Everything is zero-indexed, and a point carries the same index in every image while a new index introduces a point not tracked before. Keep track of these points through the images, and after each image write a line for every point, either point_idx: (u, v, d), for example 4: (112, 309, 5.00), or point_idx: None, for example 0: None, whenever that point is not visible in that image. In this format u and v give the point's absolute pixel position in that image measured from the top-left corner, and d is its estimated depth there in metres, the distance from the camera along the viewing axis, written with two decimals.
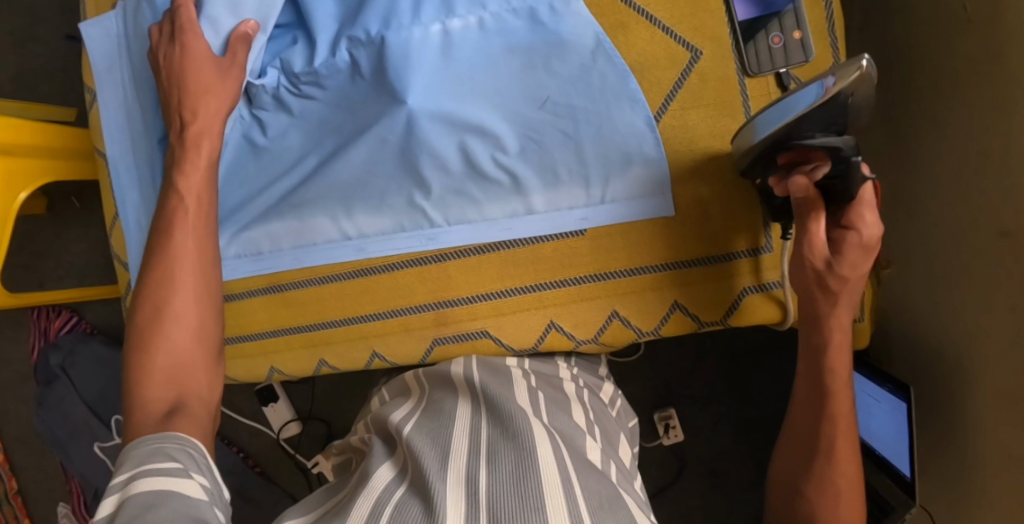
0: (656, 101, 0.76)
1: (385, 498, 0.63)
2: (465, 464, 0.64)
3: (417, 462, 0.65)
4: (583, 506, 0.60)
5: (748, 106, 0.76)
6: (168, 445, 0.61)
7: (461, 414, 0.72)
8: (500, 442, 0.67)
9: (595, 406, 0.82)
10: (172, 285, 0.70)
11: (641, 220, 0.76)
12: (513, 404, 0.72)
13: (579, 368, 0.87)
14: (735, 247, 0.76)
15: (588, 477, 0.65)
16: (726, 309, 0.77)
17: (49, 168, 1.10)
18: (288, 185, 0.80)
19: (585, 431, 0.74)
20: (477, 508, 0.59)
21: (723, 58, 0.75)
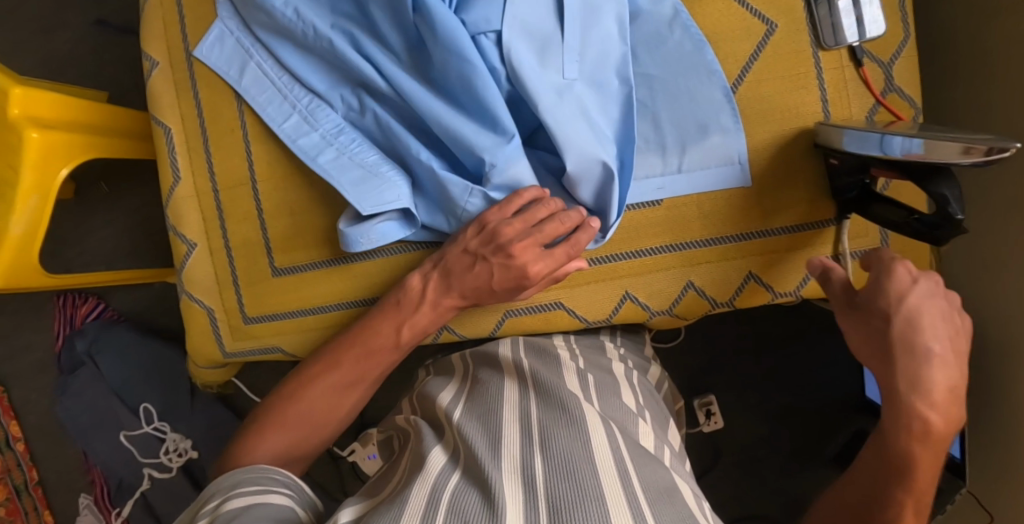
0: (731, 74, 0.76)
1: (441, 484, 0.62)
2: (519, 451, 0.64)
3: (470, 450, 0.65)
4: (640, 495, 0.60)
5: (822, 78, 0.76)
6: (250, 473, 0.67)
7: (511, 396, 0.73)
8: (553, 426, 0.67)
9: (643, 390, 0.82)
10: (353, 380, 0.76)
11: (720, 189, 0.76)
12: (564, 390, 0.72)
13: (626, 347, 0.89)
14: (809, 218, 0.77)
15: (644, 466, 0.64)
16: (798, 281, 0.78)
17: (91, 145, 1.09)
18: (362, 148, 0.79)
19: (636, 415, 0.74)
20: (534, 492, 0.59)
21: (797, 31, 0.76)
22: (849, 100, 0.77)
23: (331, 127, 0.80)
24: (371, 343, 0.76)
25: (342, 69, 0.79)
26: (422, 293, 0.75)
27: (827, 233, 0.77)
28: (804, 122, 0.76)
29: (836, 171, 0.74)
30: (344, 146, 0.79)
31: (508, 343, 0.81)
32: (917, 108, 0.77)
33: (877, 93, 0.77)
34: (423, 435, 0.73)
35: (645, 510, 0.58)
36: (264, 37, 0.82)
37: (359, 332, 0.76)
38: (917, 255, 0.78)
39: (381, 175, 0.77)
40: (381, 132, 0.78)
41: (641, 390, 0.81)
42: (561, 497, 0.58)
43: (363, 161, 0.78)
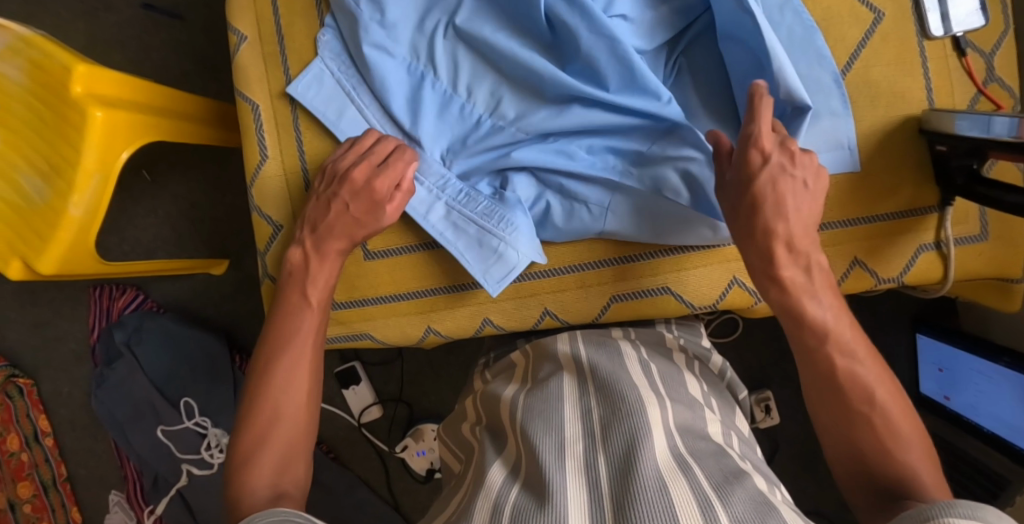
0: (841, 59, 0.77)
1: (503, 499, 0.57)
2: (582, 451, 0.59)
3: (534, 456, 0.59)
4: (708, 488, 0.53)
5: (927, 67, 0.77)
6: (277, 516, 0.59)
7: (568, 392, 0.67)
8: (613, 422, 0.61)
9: (708, 381, 0.75)
10: (297, 363, 0.72)
11: (828, 173, 0.77)
12: (623, 382, 0.66)
13: (682, 333, 0.83)
14: (914, 204, 0.78)
15: (707, 458, 0.58)
16: (902, 266, 0.79)
17: (152, 127, 1.05)
18: (473, 195, 0.79)
19: (699, 405, 0.68)
20: (599, 494, 0.54)
21: (904, 20, 0.77)
22: (952, 87, 0.78)
23: (438, 178, 0.80)
24: (297, 321, 0.74)
25: (446, 99, 0.79)
26: (304, 260, 0.76)
27: (930, 219, 0.78)
28: (910, 109, 0.77)
29: (944, 158, 0.75)
30: (455, 196, 0.79)
31: (565, 338, 0.80)
32: (1018, 98, 0.78)
33: (979, 83, 0.78)
34: (484, 447, 0.68)
35: (711, 496, 0.52)
36: (371, 83, 0.81)
37: (281, 313, 0.75)
38: (1012, 242, 0.79)
39: (505, 214, 0.77)
40: (492, 163, 0.79)
41: (704, 378, 0.75)
42: (626, 498, 0.52)
43: (475, 208, 0.78)
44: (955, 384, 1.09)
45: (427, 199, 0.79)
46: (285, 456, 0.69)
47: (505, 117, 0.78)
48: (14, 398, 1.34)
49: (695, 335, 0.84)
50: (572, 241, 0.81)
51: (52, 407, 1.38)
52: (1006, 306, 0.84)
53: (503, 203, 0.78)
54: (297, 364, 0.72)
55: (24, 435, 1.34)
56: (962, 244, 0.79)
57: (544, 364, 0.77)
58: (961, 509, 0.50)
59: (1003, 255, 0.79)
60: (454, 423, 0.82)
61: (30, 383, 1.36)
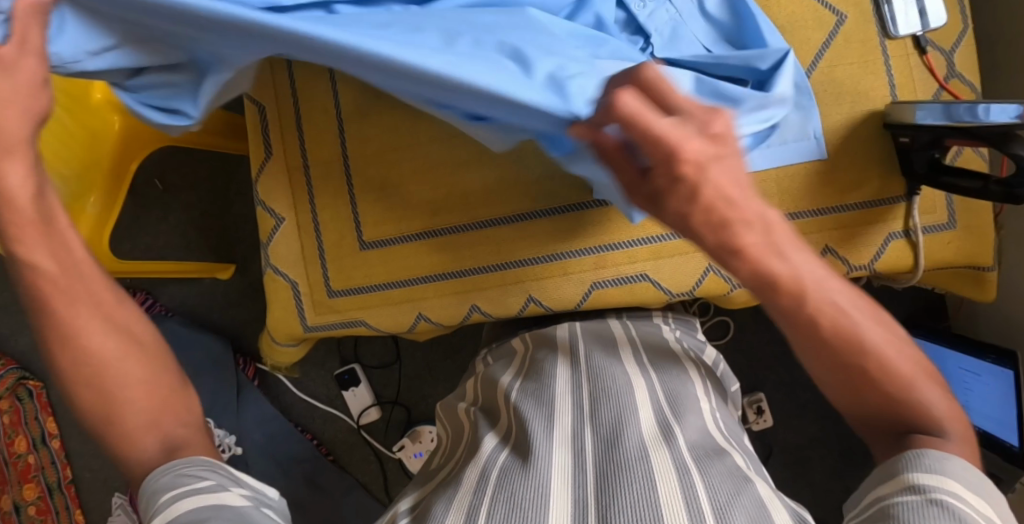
0: (805, 60, 0.83)
1: (491, 462, 0.59)
2: (569, 422, 0.61)
3: (523, 426, 0.61)
4: (687, 455, 0.55)
5: (889, 65, 0.82)
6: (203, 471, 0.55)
7: (561, 372, 0.69)
8: (601, 400, 0.63)
9: (705, 368, 0.76)
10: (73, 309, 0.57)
11: (800, 163, 0.81)
12: (614, 366, 0.68)
13: (681, 330, 0.82)
14: (882, 194, 0.81)
15: (691, 429, 0.60)
16: (872, 253, 0.82)
17: (166, 131, 1.08)
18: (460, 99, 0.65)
19: (692, 378, 0.70)
20: (582, 460, 0.56)
21: (866, 22, 0.82)
22: (915, 84, 0.82)
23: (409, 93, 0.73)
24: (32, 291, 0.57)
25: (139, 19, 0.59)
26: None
27: (897, 209, 0.82)
28: (874, 104, 0.82)
29: (906, 149, 0.79)
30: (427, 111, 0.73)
31: (566, 326, 0.82)
32: (978, 94, 0.83)
33: (940, 80, 0.82)
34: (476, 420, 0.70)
35: (690, 464, 0.54)
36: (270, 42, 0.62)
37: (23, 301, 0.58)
38: (982, 230, 0.82)
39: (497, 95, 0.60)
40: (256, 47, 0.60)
41: (700, 364, 0.75)
42: (610, 464, 0.54)
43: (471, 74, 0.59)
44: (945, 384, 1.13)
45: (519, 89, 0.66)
46: (155, 415, 0.58)
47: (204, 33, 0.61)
48: (24, 400, 1.38)
49: (692, 329, 0.85)
50: None
51: (59, 411, 1.41)
52: (980, 296, 0.87)
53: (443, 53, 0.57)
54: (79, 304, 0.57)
55: (31, 438, 1.38)
56: (930, 233, 0.82)
57: (543, 348, 0.78)
58: (927, 460, 0.51)
59: (975, 243, 0.83)
60: (450, 402, 0.82)
61: (38, 386, 1.39)
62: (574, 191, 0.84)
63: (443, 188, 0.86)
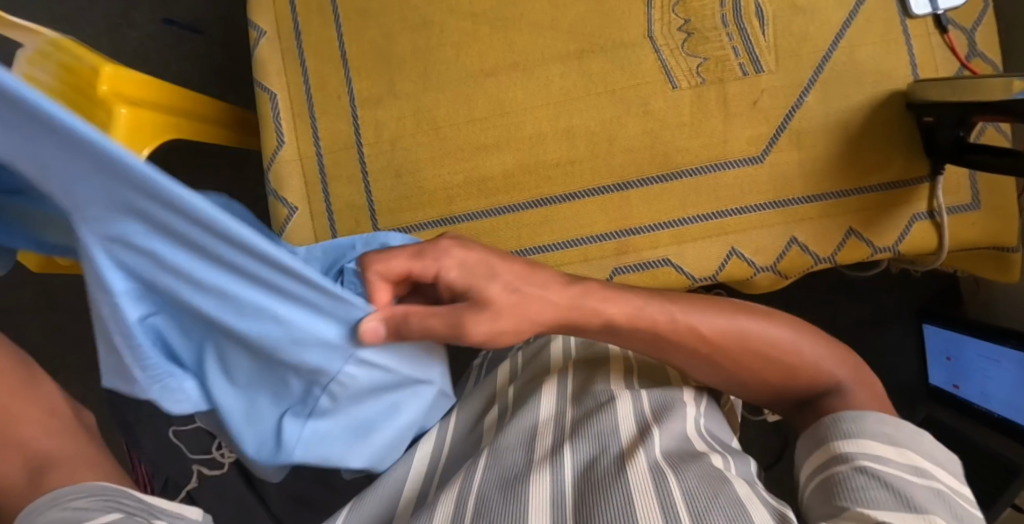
0: (826, 41, 0.81)
1: (466, 484, 0.55)
2: (549, 445, 0.57)
3: (498, 448, 0.58)
4: (668, 472, 0.53)
5: (910, 45, 0.81)
6: (81, 494, 0.45)
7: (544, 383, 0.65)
8: (584, 420, 0.60)
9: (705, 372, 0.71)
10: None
11: (824, 143, 0.81)
12: (599, 377, 0.64)
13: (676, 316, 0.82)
14: (905, 176, 0.80)
15: (675, 445, 0.57)
16: (897, 235, 0.81)
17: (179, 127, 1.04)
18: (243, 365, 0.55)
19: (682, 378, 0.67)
20: (561, 493, 0.52)
21: (887, 1, 0.81)
22: (936, 64, 0.81)
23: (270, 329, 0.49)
24: None
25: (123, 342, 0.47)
26: None
27: (921, 190, 0.81)
28: (895, 84, 0.81)
29: (932, 128, 0.78)
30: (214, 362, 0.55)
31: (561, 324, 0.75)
32: (1000, 72, 0.82)
33: (962, 58, 0.81)
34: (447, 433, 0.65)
35: (667, 471, 0.53)
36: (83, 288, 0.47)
37: None
38: (1006, 212, 0.81)
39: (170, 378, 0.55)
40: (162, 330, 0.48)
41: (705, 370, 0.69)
42: (591, 496, 0.51)
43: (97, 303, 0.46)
44: (963, 371, 1.13)
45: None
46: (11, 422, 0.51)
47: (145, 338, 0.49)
48: None
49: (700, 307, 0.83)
50: (654, 200, 0.82)
51: None
52: (1004, 279, 0.85)
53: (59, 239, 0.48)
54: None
55: None
56: (954, 213, 0.81)
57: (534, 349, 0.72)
58: (887, 427, 0.56)
59: (999, 224, 0.81)
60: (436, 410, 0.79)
61: None
62: (594, 177, 0.82)
63: (461, 173, 0.84)
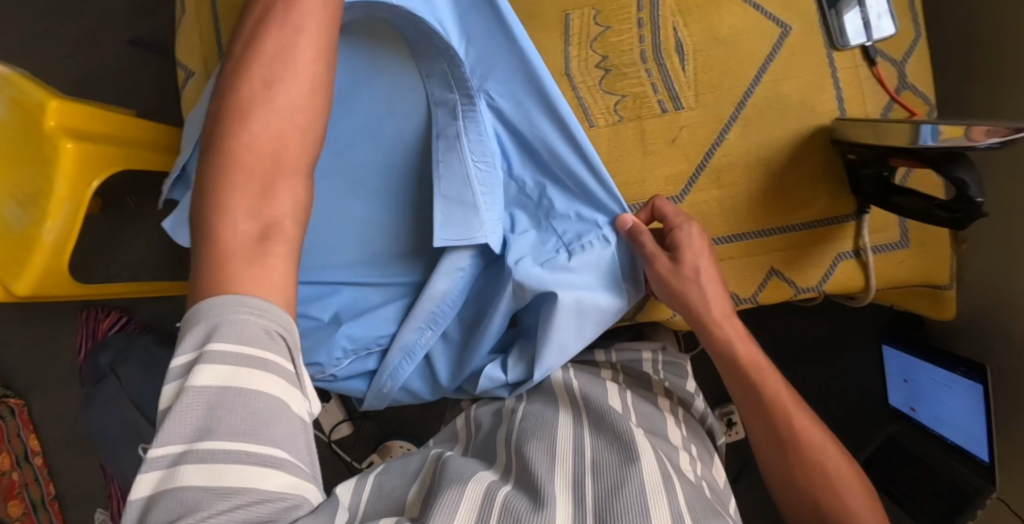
0: (749, 74, 0.79)
1: (494, 490, 0.65)
2: (572, 466, 0.68)
3: (528, 467, 0.69)
4: (680, 499, 0.64)
5: (837, 77, 0.78)
6: (257, 317, 0.48)
7: (563, 420, 0.77)
8: (604, 449, 0.71)
9: (688, 426, 0.87)
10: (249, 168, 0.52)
11: (745, 181, 0.78)
12: (615, 417, 0.76)
13: (666, 372, 0.93)
14: (830, 213, 0.78)
15: (685, 484, 0.69)
16: (821, 274, 0.79)
17: (123, 157, 1.10)
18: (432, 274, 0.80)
19: (664, 417, 0.85)
20: (584, 502, 0.63)
21: (812, 32, 0.78)
22: (865, 96, 0.79)
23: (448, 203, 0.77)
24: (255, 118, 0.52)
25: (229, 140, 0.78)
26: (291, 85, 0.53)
27: (848, 227, 0.78)
28: (821, 120, 0.78)
29: (855, 166, 0.75)
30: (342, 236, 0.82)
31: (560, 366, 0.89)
32: (931, 104, 0.79)
33: (891, 91, 0.79)
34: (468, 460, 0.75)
35: (684, 514, 0.62)
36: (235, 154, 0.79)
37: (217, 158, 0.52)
38: (939, 250, 0.79)
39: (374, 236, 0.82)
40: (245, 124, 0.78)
41: (685, 423, 0.87)
42: (610, 507, 0.62)
43: (473, 173, 0.76)
44: (920, 394, 1.11)
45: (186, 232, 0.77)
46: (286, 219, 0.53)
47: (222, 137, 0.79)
48: (6, 418, 1.38)
49: (680, 376, 0.93)
50: None
51: (42, 427, 1.42)
52: (940, 314, 0.84)
53: (377, 130, 0.78)
54: (294, 81, 0.54)
55: (15, 455, 1.38)
56: (882, 252, 0.79)
57: (535, 395, 0.85)
58: None
59: (930, 261, 0.79)
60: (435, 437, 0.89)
61: (21, 404, 1.40)
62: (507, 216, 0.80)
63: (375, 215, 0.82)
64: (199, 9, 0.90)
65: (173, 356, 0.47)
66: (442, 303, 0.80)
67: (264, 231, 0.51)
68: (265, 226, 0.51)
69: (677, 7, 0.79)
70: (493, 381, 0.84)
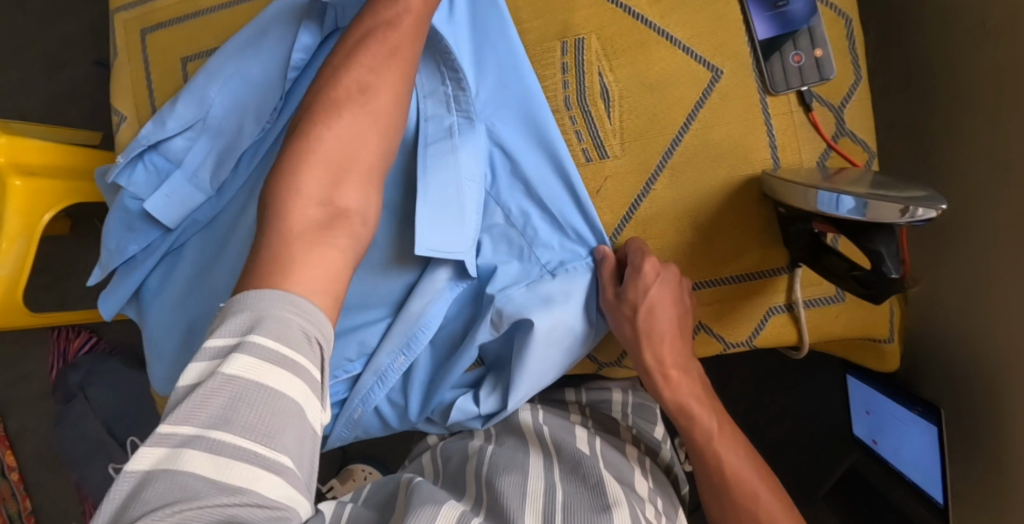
0: (677, 121, 0.75)
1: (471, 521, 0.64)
2: (545, 508, 0.67)
3: (500, 510, 0.67)
4: None
5: (770, 124, 0.75)
6: (299, 319, 0.51)
7: (535, 461, 0.74)
8: (573, 500, 0.68)
9: (656, 477, 0.81)
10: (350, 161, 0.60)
11: (672, 233, 0.76)
12: (588, 463, 0.73)
13: (635, 418, 0.89)
14: (761, 267, 0.75)
15: None
16: (750, 329, 0.77)
17: (73, 190, 1.09)
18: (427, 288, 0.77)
19: (631, 465, 0.78)
20: None
21: (744, 76, 0.75)
22: (799, 144, 0.75)
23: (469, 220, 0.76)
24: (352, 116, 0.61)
25: (203, 130, 0.83)
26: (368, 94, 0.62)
27: (779, 281, 0.76)
28: (753, 168, 0.75)
29: (784, 221, 0.72)
30: None
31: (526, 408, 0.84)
32: (871, 152, 0.75)
33: (828, 138, 0.75)
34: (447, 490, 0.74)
35: None
36: (208, 145, 0.84)
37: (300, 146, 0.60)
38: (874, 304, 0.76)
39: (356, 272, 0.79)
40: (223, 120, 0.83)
41: (653, 473, 0.81)
42: None
43: (464, 185, 0.74)
44: (881, 428, 1.08)
45: (179, 210, 0.84)
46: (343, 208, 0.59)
47: (197, 128, 0.83)
48: None
49: (648, 422, 0.89)
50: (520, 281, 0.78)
51: (18, 443, 1.45)
52: (883, 366, 0.81)
53: None
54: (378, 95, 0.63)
55: None
56: (815, 307, 0.76)
57: (507, 432, 0.82)
58: None
59: (864, 316, 0.76)
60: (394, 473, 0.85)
61: None
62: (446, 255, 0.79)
63: None
64: (130, 52, 0.91)
65: (213, 337, 0.49)
66: (421, 326, 0.77)
67: (330, 218, 0.58)
68: (332, 212, 0.58)
69: (604, 50, 0.76)
70: (466, 413, 0.80)
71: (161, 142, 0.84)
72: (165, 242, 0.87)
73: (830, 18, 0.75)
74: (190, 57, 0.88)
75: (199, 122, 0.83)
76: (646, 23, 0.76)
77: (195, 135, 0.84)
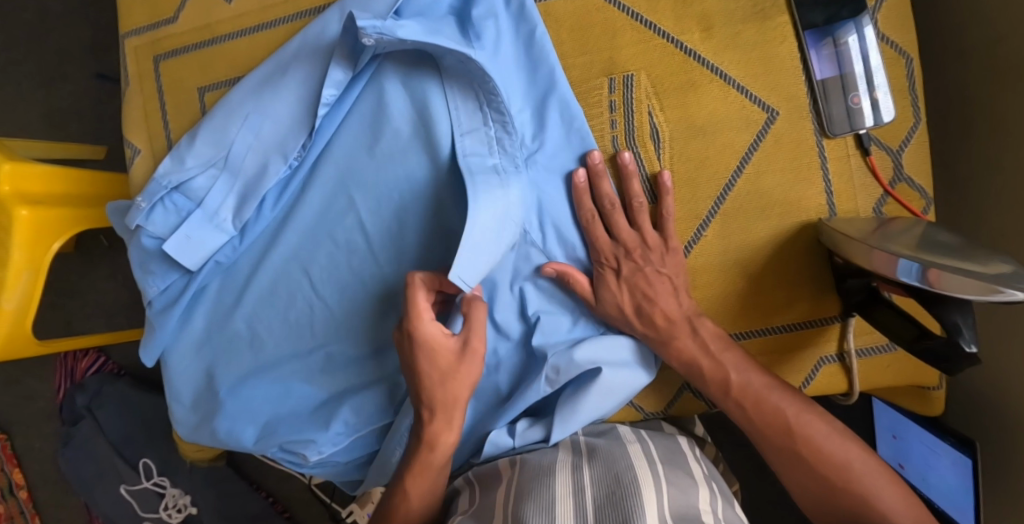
0: (729, 166, 0.73)
1: None
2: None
3: None
4: None
5: (826, 169, 0.72)
6: None
7: (560, 467, 0.69)
8: (604, 506, 0.62)
9: (707, 463, 0.74)
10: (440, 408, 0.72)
11: (722, 280, 0.74)
12: (621, 462, 0.67)
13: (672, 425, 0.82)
14: (812, 316, 0.74)
15: None
16: (801, 378, 0.76)
17: (84, 216, 1.04)
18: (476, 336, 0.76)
19: (682, 453, 0.73)
20: None
21: (800, 119, 0.72)
22: (854, 190, 0.73)
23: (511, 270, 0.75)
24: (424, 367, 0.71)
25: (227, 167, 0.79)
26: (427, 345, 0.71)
27: (831, 329, 0.74)
28: (806, 216, 0.73)
29: (840, 271, 0.70)
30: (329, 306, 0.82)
31: None
32: (928, 198, 0.73)
33: (884, 184, 0.72)
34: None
35: None
36: (232, 184, 0.80)
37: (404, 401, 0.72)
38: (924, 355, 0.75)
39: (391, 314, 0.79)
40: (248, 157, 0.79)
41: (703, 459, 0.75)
42: None
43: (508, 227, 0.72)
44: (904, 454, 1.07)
45: (201, 252, 0.80)
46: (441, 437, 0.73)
47: (221, 164, 0.79)
48: None
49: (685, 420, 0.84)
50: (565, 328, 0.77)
51: (25, 462, 1.41)
52: (927, 410, 0.80)
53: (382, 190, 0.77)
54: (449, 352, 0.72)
55: None
56: (866, 356, 0.75)
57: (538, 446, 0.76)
58: None
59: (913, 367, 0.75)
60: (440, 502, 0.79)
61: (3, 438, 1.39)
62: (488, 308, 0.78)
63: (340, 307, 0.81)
64: (142, 80, 0.87)
65: None
66: None
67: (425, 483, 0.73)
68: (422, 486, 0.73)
69: (653, 89, 0.73)
70: (498, 446, 0.77)
71: (182, 182, 0.80)
72: (187, 287, 0.82)
73: (888, 58, 0.72)
74: (207, 88, 0.84)
75: (222, 162, 0.79)
76: (700, 61, 0.72)
77: (218, 172, 0.80)
